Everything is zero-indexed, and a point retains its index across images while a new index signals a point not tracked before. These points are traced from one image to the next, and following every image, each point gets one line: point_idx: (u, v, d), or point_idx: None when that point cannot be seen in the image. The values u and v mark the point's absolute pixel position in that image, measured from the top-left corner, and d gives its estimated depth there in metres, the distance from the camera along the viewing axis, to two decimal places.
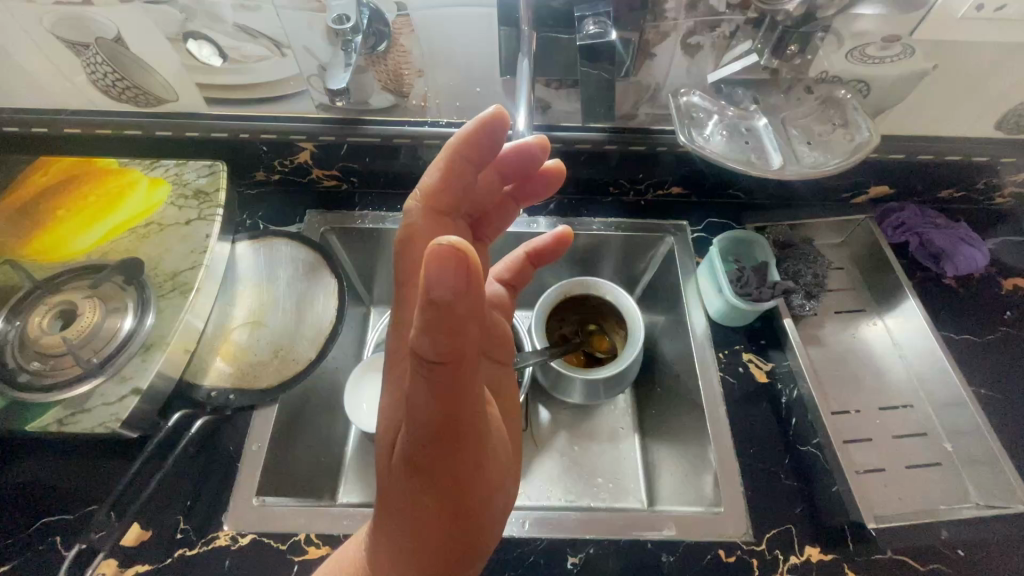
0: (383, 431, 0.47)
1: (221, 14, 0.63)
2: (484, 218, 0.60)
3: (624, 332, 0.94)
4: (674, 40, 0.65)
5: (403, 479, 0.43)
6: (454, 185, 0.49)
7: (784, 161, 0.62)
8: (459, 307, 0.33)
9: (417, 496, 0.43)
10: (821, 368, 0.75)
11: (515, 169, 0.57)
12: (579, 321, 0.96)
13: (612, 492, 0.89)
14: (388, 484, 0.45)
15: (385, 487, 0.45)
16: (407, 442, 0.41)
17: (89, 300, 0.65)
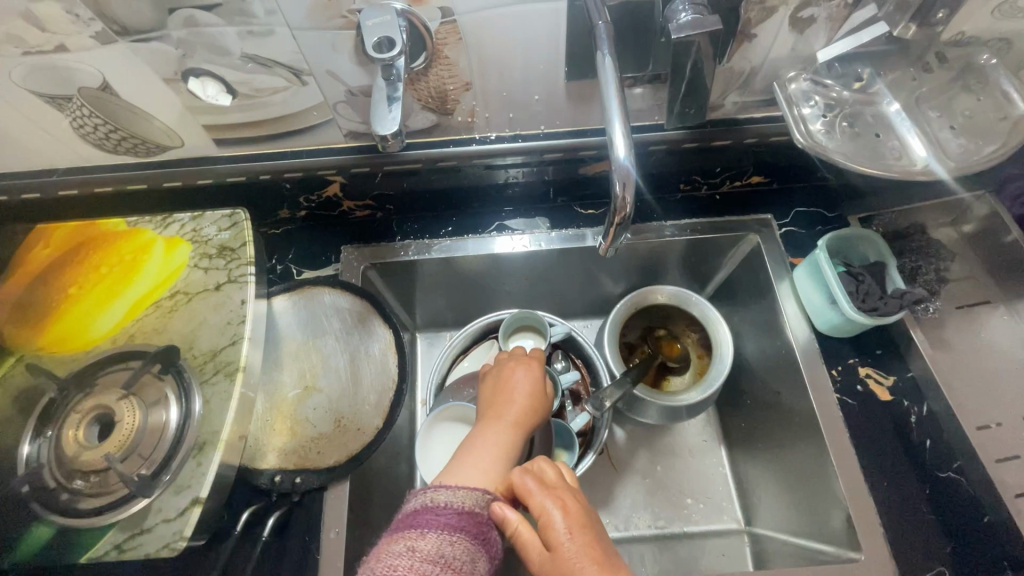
0: (497, 389, 0.60)
1: (226, 45, 0.51)
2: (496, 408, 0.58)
3: (697, 334, 0.83)
4: (783, 16, 0.52)
5: (519, 401, 0.58)
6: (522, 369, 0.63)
7: (930, 157, 0.53)
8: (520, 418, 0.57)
9: (518, 420, 0.56)
10: (950, 375, 0.66)
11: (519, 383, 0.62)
12: (641, 329, 0.84)
13: (706, 515, 0.78)
14: (498, 411, 0.57)
15: (494, 414, 0.56)
16: (530, 381, 0.61)
17: (125, 401, 0.56)
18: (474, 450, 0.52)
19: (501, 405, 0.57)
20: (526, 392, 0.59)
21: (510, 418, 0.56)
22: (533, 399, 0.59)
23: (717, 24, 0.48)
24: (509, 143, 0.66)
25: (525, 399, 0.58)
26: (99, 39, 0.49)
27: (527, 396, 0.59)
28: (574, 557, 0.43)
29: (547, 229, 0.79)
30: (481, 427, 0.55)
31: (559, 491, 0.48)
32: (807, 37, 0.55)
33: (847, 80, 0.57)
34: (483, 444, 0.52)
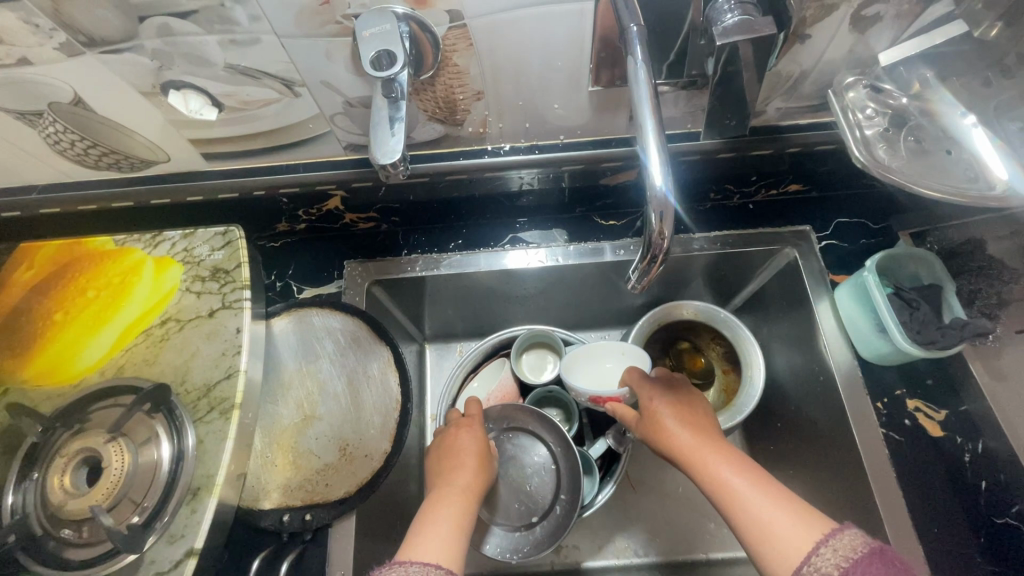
0: (448, 452, 0.60)
1: (207, 55, 0.45)
2: (448, 471, 0.58)
3: (721, 347, 0.76)
4: (844, 15, 0.45)
5: (466, 466, 0.58)
6: (465, 430, 0.63)
7: (1014, 178, 0.45)
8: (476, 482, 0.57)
9: (465, 487, 0.56)
10: (1012, 409, 0.60)
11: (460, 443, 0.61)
12: (662, 343, 0.78)
13: (732, 543, 0.73)
14: (450, 474, 0.57)
15: (448, 477, 0.57)
16: (472, 443, 0.61)
17: (113, 443, 0.52)
18: (429, 521, 0.51)
19: (445, 483, 0.56)
20: (470, 469, 0.58)
21: (456, 485, 0.56)
22: (477, 475, 0.57)
23: (769, 29, 0.42)
24: (524, 155, 0.60)
25: (472, 462, 0.58)
26: (65, 51, 0.44)
27: (472, 467, 0.58)
28: (664, 415, 0.56)
29: (565, 242, 0.73)
30: (433, 495, 0.55)
31: (663, 378, 0.61)
32: (868, 38, 0.48)
33: (907, 85, 0.50)
34: (439, 518, 0.51)
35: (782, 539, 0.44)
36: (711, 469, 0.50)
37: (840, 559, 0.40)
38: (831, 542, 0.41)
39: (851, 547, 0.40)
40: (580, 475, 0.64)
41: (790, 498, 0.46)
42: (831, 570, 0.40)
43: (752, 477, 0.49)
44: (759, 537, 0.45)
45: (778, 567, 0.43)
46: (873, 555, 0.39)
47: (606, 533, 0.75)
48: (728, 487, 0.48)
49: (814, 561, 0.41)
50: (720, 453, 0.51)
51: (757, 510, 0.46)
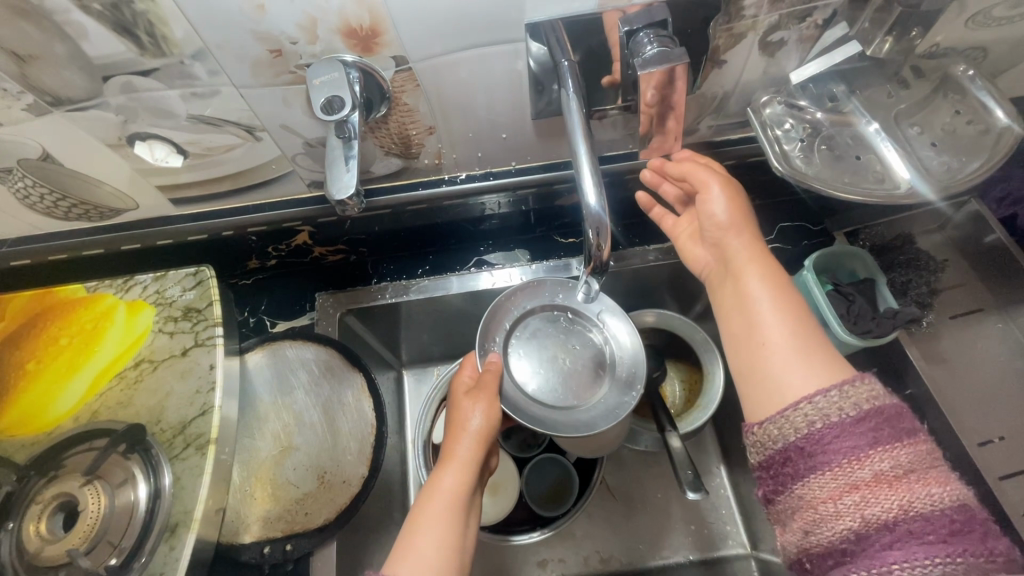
0: (454, 414, 0.60)
1: (170, 108, 0.48)
2: (452, 435, 0.58)
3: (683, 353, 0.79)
4: (752, 41, 0.50)
5: (470, 424, 0.58)
6: (463, 386, 0.61)
7: (914, 177, 0.51)
8: (479, 438, 0.57)
9: (466, 457, 0.56)
10: (948, 391, 0.64)
11: (462, 391, 0.61)
12: None
13: (708, 540, 0.76)
14: (455, 445, 0.57)
15: (453, 450, 0.57)
16: (465, 391, 0.60)
17: (89, 487, 0.53)
18: (429, 503, 0.53)
19: (456, 444, 0.57)
20: (481, 416, 0.58)
21: (458, 454, 0.57)
22: (486, 423, 0.58)
23: (684, 55, 0.45)
24: (480, 182, 0.64)
25: (472, 420, 0.58)
26: (32, 111, 0.46)
27: (474, 425, 0.58)
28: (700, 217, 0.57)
29: (528, 260, 0.76)
30: (438, 468, 0.57)
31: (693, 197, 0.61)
32: (778, 60, 0.53)
33: (821, 99, 0.55)
34: (439, 495, 0.54)
35: (784, 377, 0.46)
36: (752, 288, 0.51)
37: (845, 404, 0.41)
38: (842, 388, 0.41)
39: (866, 396, 0.41)
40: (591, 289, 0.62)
41: (818, 347, 0.46)
42: (830, 413, 0.41)
43: (791, 319, 0.48)
44: (773, 367, 0.47)
45: (766, 401, 0.46)
46: (881, 413, 0.40)
47: (588, 542, 0.77)
48: (765, 314, 0.49)
49: (819, 401, 0.42)
50: (762, 275, 0.51)
51: (776, 339, 0.48)
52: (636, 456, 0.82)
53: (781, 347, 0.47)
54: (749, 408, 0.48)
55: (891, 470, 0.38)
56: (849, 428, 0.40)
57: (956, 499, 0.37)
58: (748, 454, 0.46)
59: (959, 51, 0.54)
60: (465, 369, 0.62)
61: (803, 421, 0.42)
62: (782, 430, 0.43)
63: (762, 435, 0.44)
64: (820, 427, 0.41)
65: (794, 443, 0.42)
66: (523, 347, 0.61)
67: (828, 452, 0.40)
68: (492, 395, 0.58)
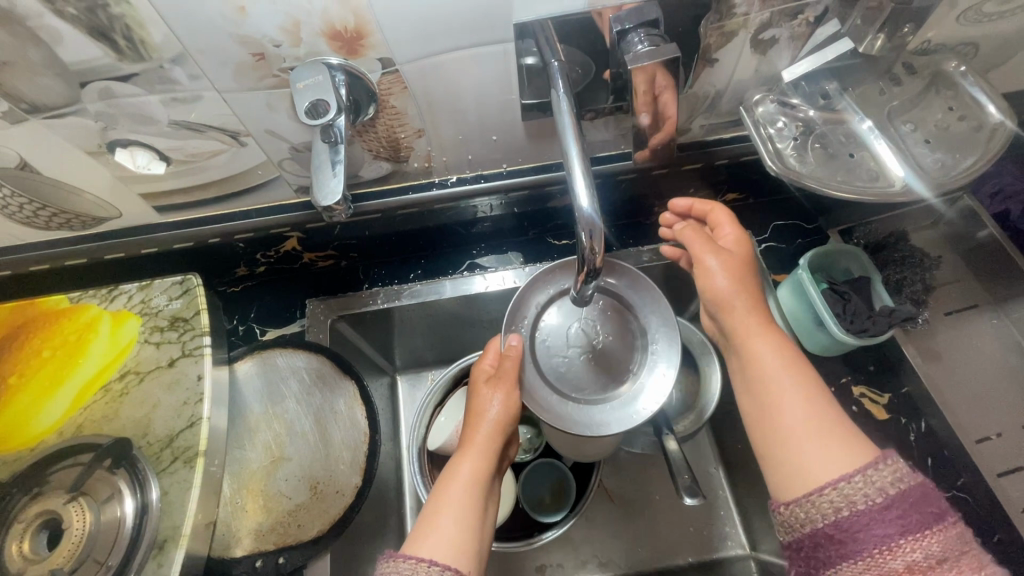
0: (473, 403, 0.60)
1: (151, 113, 0.47)
2: (471, 423, 0.58)
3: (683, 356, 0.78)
4: (743, 39, 0.49)
5: (489, 412, 0.58)
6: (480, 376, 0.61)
7: (908, 176, 0.51)
8: (496, 429, 0.58)
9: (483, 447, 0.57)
10: (945, 388, 0.63)
11: (480, 380, 0.60)
12: None
13: (707, 541, 0.75)
14: (473, 434, 0.58)
15: (471, 438, 0.58)
16: (482, 380, 0.60)
17: (73, 504, 0.52)
18: (448, 487, 0.53)
19: (474, 433, 0.58)
20: (499, 405, 0.58)
21: (477, 443, 0.57)
22: (505, 412, 0.58)
23: (676, 54, 0.45)
24: (472, 185, 0.63)
25: (492, 409, 0.58)
26: (7, 118, 0.45)
27: (493, 416, 0.58)
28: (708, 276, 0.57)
29: (521, 263, 0.76)
30: (457, 455, 0.57)
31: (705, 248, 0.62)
32: (770, 58, 0.52)
33: (814, 97, 0.54)
34: (458, 480, 0.54)
35: (804, 458, 0.45)
36: (759, 359, 0.51)
37: (872, 492, 0.40)
38: (867, 471, 0.40)
39: (891, 480, 0.40)
40: (615, 262, 0.57)
41: (837, 425, 0.45)
42: (857, 500, 0.40)
43: (806, 390, 0.48)
44: (792, 449, 0.46)
45: (787, 480, 0.45)
46: (907, 496, 0.39)
47: (588, 546, 0.76)
48: (777, 390, 0.49)
49: (843, 486, 0.41)
50: (769, 342, 0.52)
51: (793, 419, 0.47)
52: (633, 458, 0.81)
53: (799, 426, 0.46)
54: (776, 488, 0.47)
55: (923, 560, 0.37)
56: (876, 517, 0.39)
57: None
58: (776, 532, 0.45)
59: (951, 47, 0.54)
60: (487, 354, 0.61)
61: (829, 507, 0.41)
62: (807, 515, 0.42)
63: (791, 516, 0.43)
64: (846, 514, 0.40)
65: (822, 528, 0.41)
66: (545, 331, 0.57)
67: (857, 541, 0.39)
68: (511, 384, 0.57)
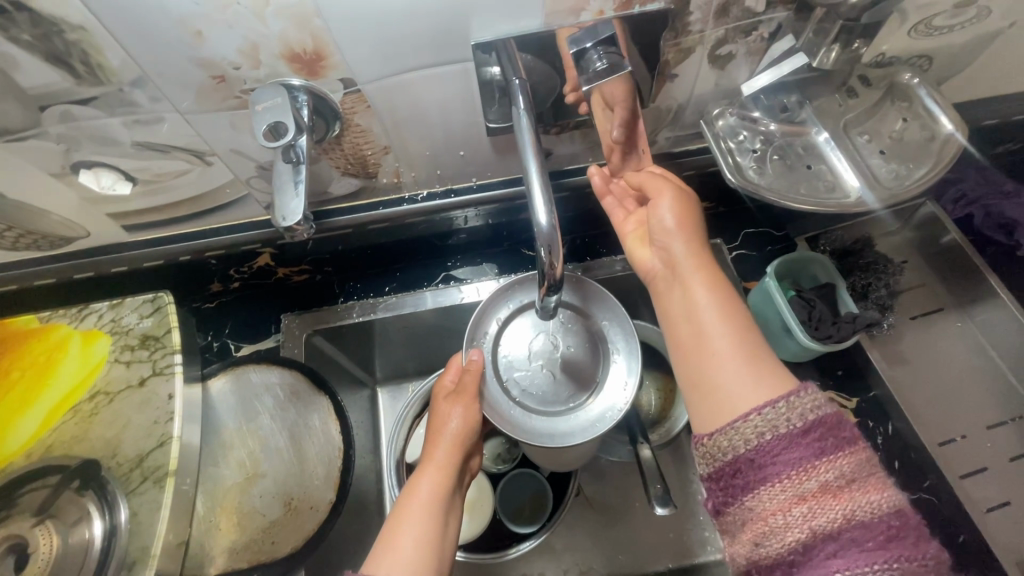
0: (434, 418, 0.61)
1: (114, 135, 0.47)
2: (433, 438, 0.59)
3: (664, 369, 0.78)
4: (700, 55, 0.50)
5: (449, 426, 0.59)
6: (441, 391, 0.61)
7: (863, 187, 0.53)
8: (456, 442, 0.59)
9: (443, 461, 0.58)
10: (910, 391, 0.65)
11: (442, 394, 0.61)
12: None
13: (685, 547, 0.76)
14: (433, 449, 0.59)
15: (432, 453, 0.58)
16: (444, 394, 0.61)
17: (41, 527, 0.52)
18: (407, 503, 0.54)
19: (434, 449, 0.58)
20: (460, 419, 0.59)
21: (438, 458, 0.58)
22: (466, 425, 0.59)
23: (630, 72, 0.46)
24: (442, 199, 0.64)
25: (452, 423, 0.59)
26: None
27: (454, 430, 0.59)
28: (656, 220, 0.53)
29: (496, 274, 0.76)
30: (418, 471, 0.58)
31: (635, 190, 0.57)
32: (729, 72, 0.53)
33: (774, 111, 0.56)
34: (417, 495, 0.55)
35: (727, 394, 0.44)
36: (696, 297, 0.48)
37: (789, 419, 0.39)
38: (785, 399, 0.40)
39: (811, 406, 0.39)
40: (582, 279, 0.60)
41: (762, 357, 0.45)
42: (774, 426, 0.40)
43: (736, 328, 0.47)
44: (721, 378, 0.44)
45: (711, 416, 0.44)
46: (824, 422, 0.39)
47: (568, 555, 0.76)
48: (709, 336, 0.46)
49: (766, 412, 0.40)
50: (709, 284, 0.48)
51: (722, 349, 0.46)
52: (612, 465, 0.82)
53: (728, 358, 0.45)
54: (697, 419, 0.46)
55: (835, 480, 0.37)
56: (795, 440, 0.39)
57: (894, 505, 0.37)
58: (696, 464, 0.44)
59: (905, 60, 0.55)
60: (448, 370, 0.62)
61: (751, 433, 0.40)
62: (726, 442, 0.41)
63: (713, 446, 0.42)
64: (767, 438, 0.39)
65: (743, 455, 0.40)
66: (507, 346, 0.58)
67: (775, 463, 0.39)
68: (470, 398, 0.58)
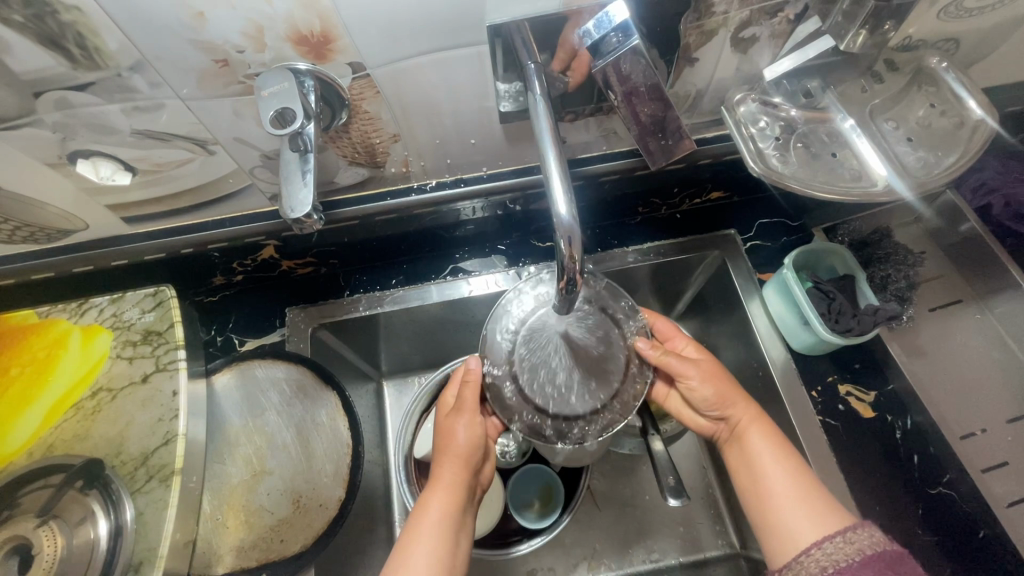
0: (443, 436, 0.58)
1: (112, 123, 0.45)
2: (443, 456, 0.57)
3: None
4: (723, 38, 0.48)
5: (461, 444, 0.57)
6: (457, 409, 0.58)
7: (891, 175, 0.51)
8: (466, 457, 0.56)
9: (454, 479, 0.55)
10: (929, 384, 0.63)
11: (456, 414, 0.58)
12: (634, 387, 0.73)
13: (698, 540, 0.75)
14: (444, 467, 0.56)
15: (440, 471, 0.56)
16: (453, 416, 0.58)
17: (44, 528, 0.50)
18: (416, 527, 0.52)
19: (443, 463, 0.56)
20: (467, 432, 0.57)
21: (446, 476, 0.55)
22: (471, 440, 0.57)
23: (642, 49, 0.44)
24: (452, 189, 0.63)
25: (462, 441, 0.57)
26: None
27: (462, 456, 0.56)
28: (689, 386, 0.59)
29: (505, 266, 0.74)
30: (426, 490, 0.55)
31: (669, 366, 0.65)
32: (751, 56, 0.51)
33: (795, 96, 0.54)
34: (426, 517, 0.52)
35: (794, 531, 0.49)
36: (755, 451, 0.54)
37: (850, 553, 0.44)
38: (845, 534, 0.45)
39: (868, 543, 0.44)
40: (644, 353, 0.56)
41: (818, 493, 0.50)
42: (837, 560, 0.44)
43: (797, 470, 0.52)
44: (782, 520, 0.50)
45: (785, 550, 0.48)
46: (884, 555, 0.43)
47: (579, 549, 0.75)
48: (769, 477, 0.52)
49: (826, 547, 0.45)
50: (764, 438, 0.55)
51: (780, 491, 0.51)
52: (624, 459, 0.81)
53: (784, 496, 0.51)
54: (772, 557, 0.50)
55: None
56: (856, 571, 0.42)
57: None
58: None
59: (931, 43, 0.53)
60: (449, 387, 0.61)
61: (816, 565, 0.44)
62: (796, 574, 0.45)
63: None
64: (831, 571, 0.43)
65: None
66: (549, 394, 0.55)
67: None
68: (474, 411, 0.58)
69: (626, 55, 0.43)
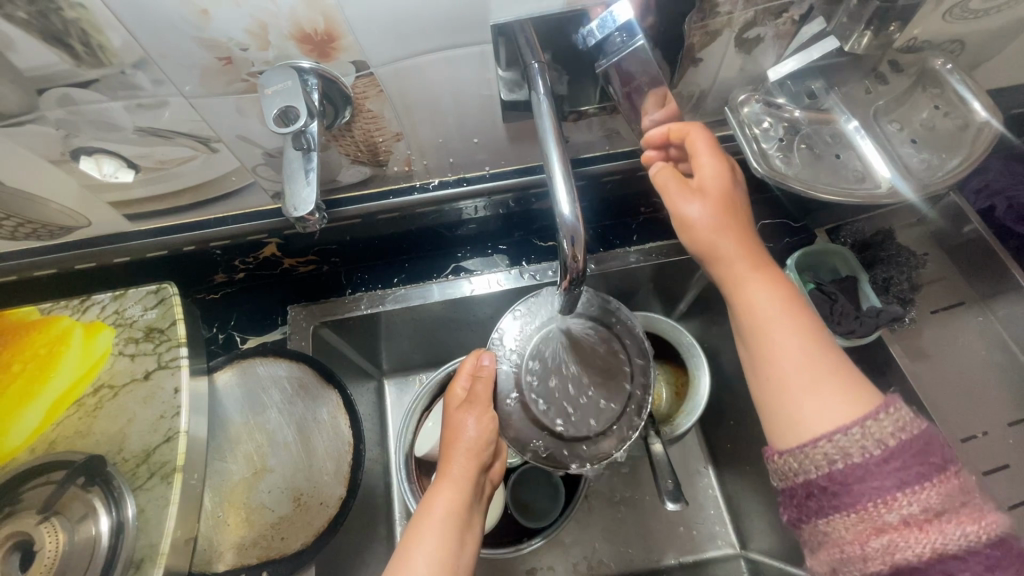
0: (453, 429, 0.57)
1: (115, 120, 0.45)
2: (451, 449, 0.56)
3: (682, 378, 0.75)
4: (727, 38, 0.48)
5: (470, 440, 0.55)
6: (469, 403, 0.56)
7: (894, 177, 0.51)
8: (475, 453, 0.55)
9: (462, 477, 0.55)
10: (931, 387, 0.63)
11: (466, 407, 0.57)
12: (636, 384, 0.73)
13: (698, 541, 0.75)
14: (453, 461, 0.55)
15: (449, 465, 0.55)
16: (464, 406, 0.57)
17: (46, 524, 0.50)
18: (422, 525, 0.51)
19: (453, 457, 0.55)
20: (477, 429, 0.56)
21: (455, 472, 0.55)
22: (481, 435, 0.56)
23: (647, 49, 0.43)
24: (454, 188, 0.63)
25: (472, 438, 0.56)
26: None
27: (471, 453, 0.55)
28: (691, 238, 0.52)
29: (507, 265, 0.74)
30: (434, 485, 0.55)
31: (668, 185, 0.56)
32: (755, 57, 0.51)
33: (799, 97, 0.54)
34: (432, 514, 0.52)
35: (805, 414, 0.43)
36: (755, 307, 0.48)
37: (870, 445, 0.39)
38: (866, 423, 0.40)
39: (891, 430, 0.39)
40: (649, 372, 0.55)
41: (829, 365, 0.44)
42: (852, 450, 0.39)
43: (806, 337, 0.46)
44: (793, 407, 0.44)
45: (787, 436, 0.44)
46: (907, 448, 0.38)
47: (578, 549, 0.76)
48: (776, 344, 0.46)
49: (840, 438, 0.40)
50: (764, 287, 0.48)
51: (792, 369, 0.45)
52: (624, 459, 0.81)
53: (795, 374, 0.45)
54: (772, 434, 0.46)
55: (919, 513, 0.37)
56: (875, 468, 0.38)
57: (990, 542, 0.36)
58: (772, 479, 0.45)
59: (937, 44, 0.53)
60: (460, 375, 0.59)
61: (824, 458, 0.40)
62: (802, 473, 0.42)
63: (786, 466, 0.43)
64: (841, 464, 0.39)
65: (816, 480, 0.40)
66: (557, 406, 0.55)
67: (857, 489, 0.38)
68: (486, 405, 0.56)
69: (630, 54, 0.43)
